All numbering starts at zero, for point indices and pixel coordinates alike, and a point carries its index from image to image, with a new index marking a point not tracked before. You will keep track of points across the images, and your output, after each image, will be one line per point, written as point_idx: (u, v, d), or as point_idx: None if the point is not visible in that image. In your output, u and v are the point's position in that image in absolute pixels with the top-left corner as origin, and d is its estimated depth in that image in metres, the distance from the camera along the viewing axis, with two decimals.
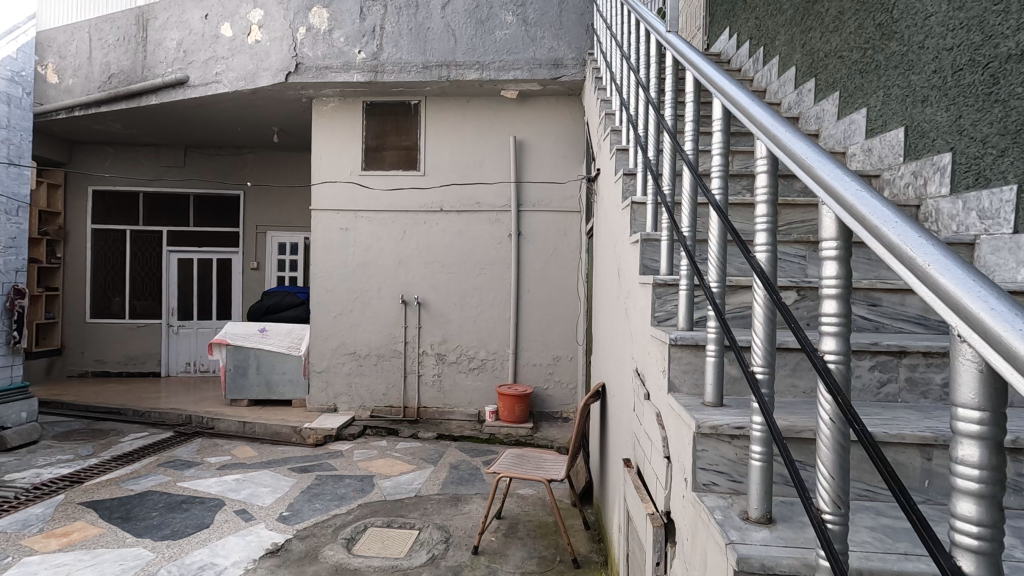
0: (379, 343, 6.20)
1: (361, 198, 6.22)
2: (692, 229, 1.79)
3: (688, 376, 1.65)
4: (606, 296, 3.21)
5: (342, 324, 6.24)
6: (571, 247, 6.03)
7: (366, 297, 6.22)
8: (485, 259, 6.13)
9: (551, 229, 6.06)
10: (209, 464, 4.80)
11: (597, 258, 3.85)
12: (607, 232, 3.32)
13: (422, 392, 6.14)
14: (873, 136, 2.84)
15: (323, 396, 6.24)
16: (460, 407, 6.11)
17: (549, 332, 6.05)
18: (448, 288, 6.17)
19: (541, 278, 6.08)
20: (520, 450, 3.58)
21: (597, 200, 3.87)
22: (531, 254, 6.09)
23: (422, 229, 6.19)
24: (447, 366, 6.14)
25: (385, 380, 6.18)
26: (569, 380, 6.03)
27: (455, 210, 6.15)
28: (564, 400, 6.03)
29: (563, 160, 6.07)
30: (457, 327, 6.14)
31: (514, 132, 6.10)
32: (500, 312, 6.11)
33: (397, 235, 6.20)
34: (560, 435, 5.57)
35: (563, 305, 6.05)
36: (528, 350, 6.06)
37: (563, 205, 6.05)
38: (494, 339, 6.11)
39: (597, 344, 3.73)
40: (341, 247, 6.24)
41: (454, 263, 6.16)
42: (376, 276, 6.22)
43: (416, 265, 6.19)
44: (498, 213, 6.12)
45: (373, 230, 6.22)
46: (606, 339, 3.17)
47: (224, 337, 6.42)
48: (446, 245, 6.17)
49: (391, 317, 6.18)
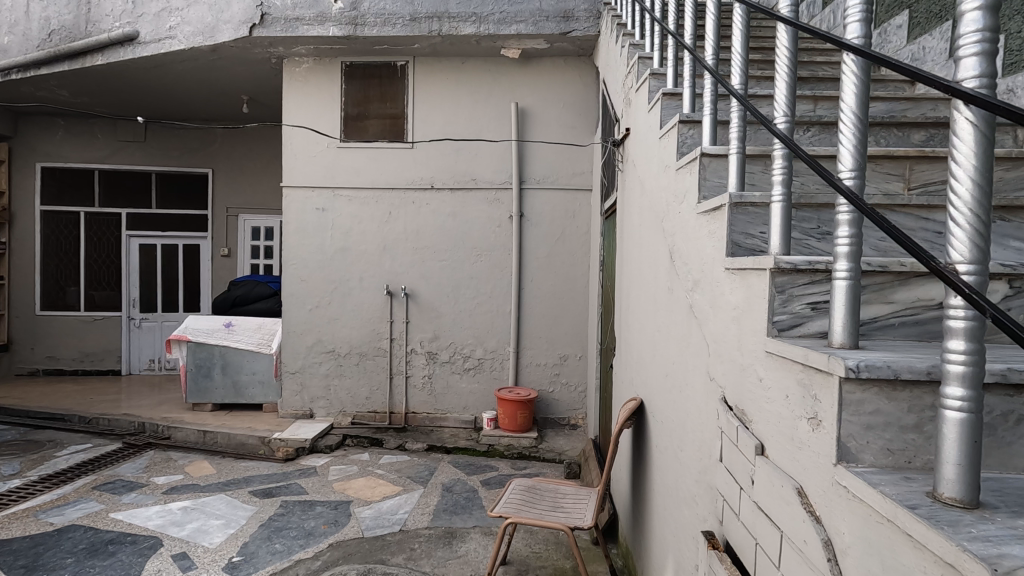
0: (361, 339, 5.43)
1: (339, 172, 5.43)
2: (861, 175, 1.03)
3: (877, 436, 0.91)
4: (647, 286, 2.48)
5: (318, 317, 5.47)
6: (581, 231, 5.30)
7: (346, 288, 5.45)
8: (483, 244, 5.37)
9: (558, 210, 5.31)
10: (155, 486, 4.04)
11: (625, 241, 3.11)
12: (645, 204, 2.58)
13: (410, 396, 5.40)
14: (1016, 72, 2.10)
15: (297, 400, 5.48)
16: (454, 413, 5.37)
17: (556, 328, 5.32)
18: (440, 277, 5.40)
19: (547, 266, 5.33)
20: (530, 481, 2.85)
21: (626, 168, 3.12)
22: (536, 238, 5.33)
23: (410, 209, 5.41)
24: (439, 366, 5.39)
25: (368, 382, 5.43)
26: (578, 383, 5.31)
27: (448, 187, 5.37)
28: (573, 404, 5.32)
29: (571, 131, 5.31)
30: (450, 322, 5.39)
31: (515, 98, 5.32)
32: (500, 304, 5.36)
33: (381, 216, 5.42)
34: (569, 446, 4.85)
35: (572, 296, 5.32)
36: (531, 348, 5.33)
37: (572, 183, 5.30)
38: (493, 335, 5.36)
39: (626, 346, 3.02)
40: (318, 230, 5.45)
41: (448, 248, 5.40)
42: (358, 263, 5.44)
43: (404, 251, 5.42)
44: (497, 191, 5.35)
45: (354, 211, 5.44)
46: (647, 343, 2.45)
47: (184, 333, 5.63)
48: (438, 228, 5.40)
49: (375, 310, 5.42)
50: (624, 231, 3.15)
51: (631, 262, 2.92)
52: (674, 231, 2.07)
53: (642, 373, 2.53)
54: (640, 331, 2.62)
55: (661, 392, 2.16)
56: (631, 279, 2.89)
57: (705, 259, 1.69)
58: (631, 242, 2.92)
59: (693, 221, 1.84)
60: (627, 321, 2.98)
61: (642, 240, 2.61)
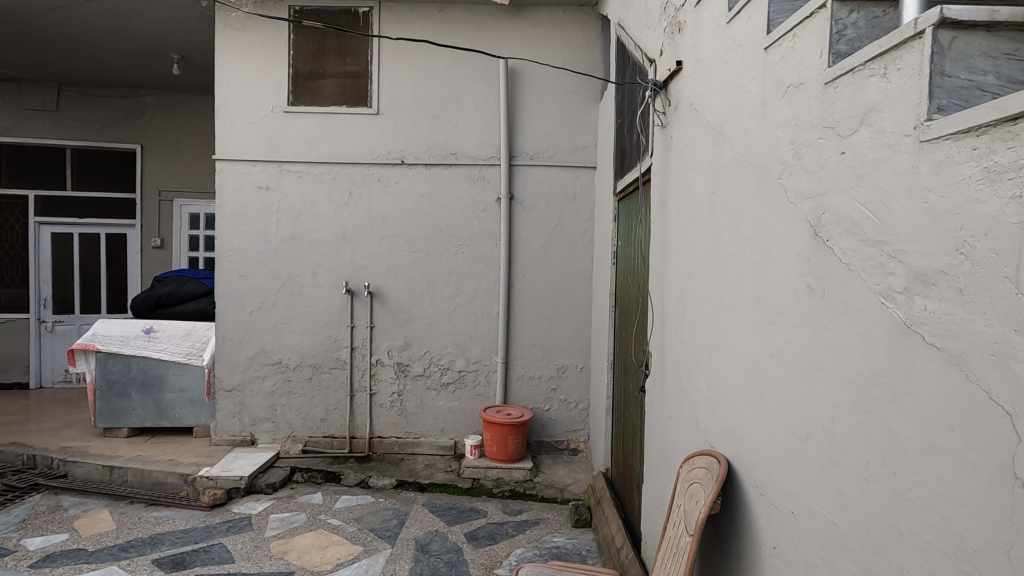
0: (314, 348, 4.43)
1: (288, 142, 4.41)
2: None
3: None
4: (739, 284, 1.60)
5: (259, 322, 4.44)
6: (583, 217, 4.42)
7: (295, 286, 4.44)
8: (465, 232, 4.44)
9: (555, 192, 4.42)
10: (25, 553, 2.99)
11: (675, 220, 2.22)
12: (729, 158, 1.69)
13: (376, 417, 4.44)
14: None
15: (235, 424, 4.45)
16: (429, 438, 4.44)
17: (553, 334, 4.43)
18: (411, 273, 4.44)
19: (542, 260, 4.43)
20: (551, 568, 1.98)
21: (676, 117, 2.23)
22: (528, 226, 4.43)
23: (375, 189, 4.43)
24: (410, 381, 4.44)
25: (323, 400, 4.44)
26: (579, 399, 4.42)
27: (422, 163, 4.42)
28: (572, 425, 4.44)
29: (571, 96, 4.40)
30: (424, 327, 4.44)
31: (503, 55, 4.40)
32: (486, 305, 4.43)
33: (340, 198, 4.43)
34: (572, 479, 3.97)
35: (571, 296, 4.43)
36: (523, 359, 4.43)
37: (570, 158, 4.42)
38: (477, 343, 4.44)
39: (677, 368, 2.15)
40: (260, 214, 4.42)
41: (421, 238, 4.44)
42: (310, 255, 4.44)
43: (368, 241, 4.44)
44: (481, 169, 4.43)
45: (306, 191, 4.42)
46: (741, 372, 1.57)
47: (92, 342, 4.52)
48: (409, 213, 4.43)
49: (332, 312, 4.43)
50: (671, 206, 2.27)
51: (690, 249, 2.03)
52: (826, 187, 1.19)
53: (727, 415, 1.65)
54: (716, 351, 1.75)
55: (793, 463, 1.28)
56: (691, 273, 2.01)
57: (977, 229, 0.81)
58: (689, 222, 2.04)
59: (908, 160, 0.95)
60: (682, 332, 2.10)
61: (724, 213, 1.72)
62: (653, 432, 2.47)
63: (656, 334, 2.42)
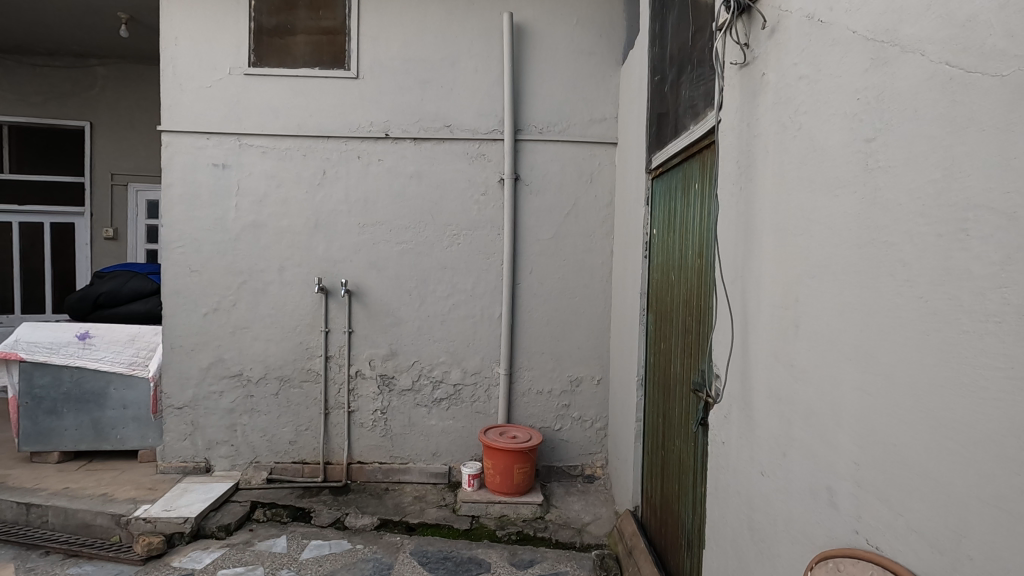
0: (282, 358, 3.72)
1: (249, 111, 3.68)
2: None
3: None
4: (955, 285, 0.93)
5: (216, 327, 3.71)
6: (600, 203, 3.74)
7: (258, 283, 3.71)
8: (461, 220, 3.74)
9: (568, 173, 3.74)
10: None
11: (772, 192, 1.55)
12: (918, 76, 1.02)
13: (355, 439, 3.74)
14: None
15: (187, 448, 3.74)
16: (418, 463, 3.75)
17: (565, 341, 3.76)
18: (398, 269, 3.74)
19: (553, 254, 3.75)
20: None
21: (776, 43, 1.55)
22: (537, 213, 3.75)
23: (355, 168, 3.72)
24: (396, 396, 3.75)
25: (293, 420, 3.73)
26: (595, 418, 3.78)
27: (410, 137, 3.71)
28: (587, 448, 3.79)
29: (587, 59, 3.71)
30: (413, 332, 3.75)
31: (508, 9, 3.70)
32: (486, 307, 3.75)
33: (312, 178, 3.71)
34: (591, 516, 3.32)
35: (587, 297, 3.76)
36: (530, 370, 3.76)
37: (586, 132, 3.73)
38: (475, 352, 3.76)
39: (780, 403, 1.48)
40: (216, 197, 3.69)
41: (410, 226, 3.74)
42: (276, 246, 3.71)
43: (345, 230, 3.73)
44: (481, 145, 3.73)
45: (271, 170, 3.70)
46: (962, 437, 0.91)
47: (14, 350, 3.77)
48: (394, 197, 3.73)
49: (303, 315, 3.72)
50: (765, 169, 1.60)
51: (809, 230, 1.37)
52: None
53: (922, 506, 0.99)
54: (885, 392, 1.08)
55: None
56: (812, 266, 1.35)
57: None
58: (807, 190, 1.37)
59: None
60: (788, 352, 1.44)
61: (905, 169, 1.05)
62: (726, 487, 1.80)
63: (733, 351, 1.75)
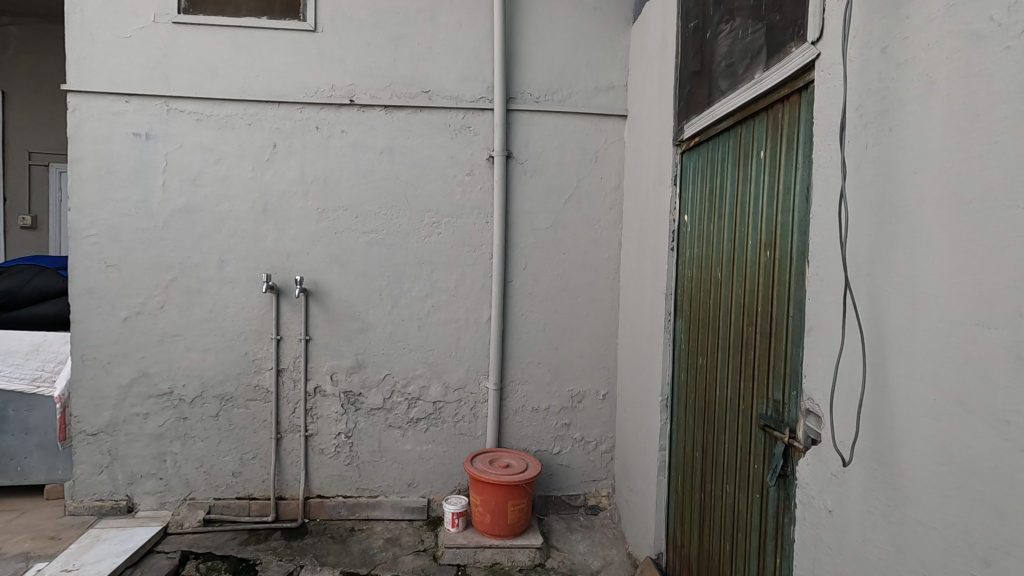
0: (224, 372, 3.06)
1: (180, 69, 2.98)
2: None
3: None
4: None
5: (139, 334, 3.02)
6: (606, 187, 3.18)
7: (192, 280, 3.03)
8: (441, 206, 3.13)
9: (569, 152, 3.16)
10: None
11: (945, 144, 1.00)
12: None
13: (314, 469, 3.10)
14: None
15: (104, 483, 3.04)
16: (391, 497, 3.14)
17: (565, 350, 3.20)
18: (365, 264, 3.11)
19: (551, 246, 3.17)
20: None
21: None
22: (532, 197, 3.16)
23: (311, 141, 3.06)
24: (364, 417, 3.12)
25: (237, 446, 3.07)
26: (599, 439, 3.23)
27: (380, 104, 3.07)
28: (590, 474, 3.24)
29: (592, 15, 3.13)
30: (384, 339, 3.13)
31: None
32: (472, 309, 3.16)
33: (259, 152, 3.04)
34: (600, 561, 2.77)
35: (591, 298, 3.19)
36: (524, 384, 3.19)
37: (590, 102, 3.15)
38: (459, 363, 3.16)
39: (970, 477, 0.94)
40: (138, 174, 2.99)
41: (380, 212, 3.11)
42: (214, 235, 3.03)
43: (300, 216, 3.07)
44: (466, 116, 3.12)
45: (209, 142, 3.02)
46: None
47: None
48: (360, 177, 3.09)
49: (249, 319, 3.06)
50: (926, 112, 1.05)
51: None
52: None
53: None
54: None
55: None
56: None
57: None
58: None
59: None
60: (997, 399, 0.89)
61: None
62: None
63: (855, 384, 1.20)
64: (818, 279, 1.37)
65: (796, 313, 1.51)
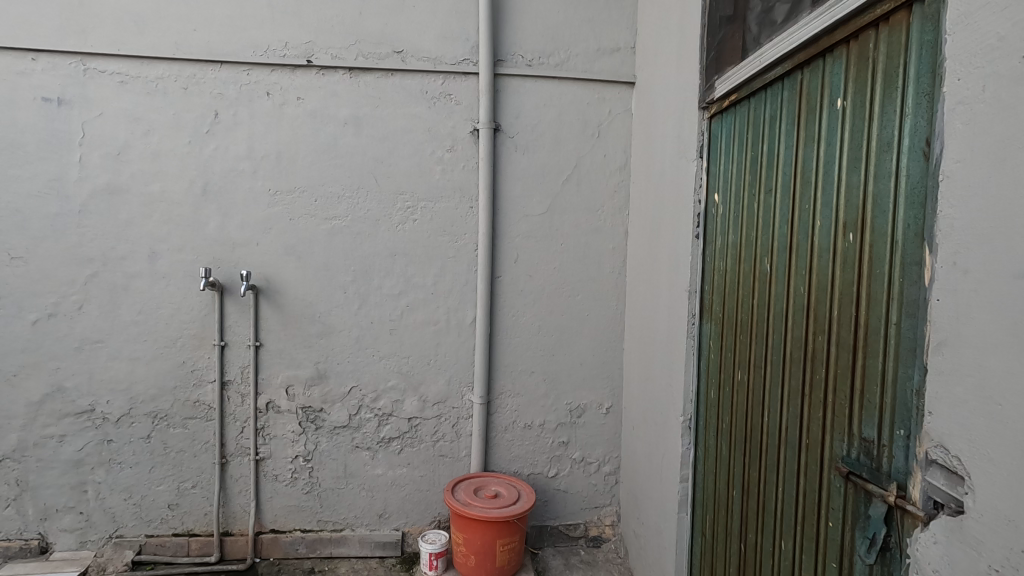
0: (157, 385, 2.56)
1: (98, 19, 2.46)
2: None
3: None
4: None
5: (52, 341, 2.51)
6: (610, 166, 2.72)
7: (116, 275, 2.52)
8: (417, 188, 2.65)
9: (567, 124, 2.70)
10: None
11: None
12: None
13: (267, 499, 2.63)
14: None
15: (11, 520, 2.53)
16: (359, 531, 2.68)
17: (562, 357, 2.74)
18: (327, 256, 2.63)
19: (546, 236, 2.71)
20: None
21: None
22: (523, 178, 2.69)
23: (261, 109, 2.56)
24: (326, 437, 2.65)
25: (174, 474, 2.58)
26: (602, 459, 2.79)
27: (343, 66, 2.58)
28: (591, 500, 2.79)
29: None
30: (350, 345, 2.65)
31: None
32: (454, 310, 2.69)
33: (198, 121, 2.54)
34: None
35: (592, 296, 2.74)
36: (515, 397, 2.73)
37: (591, 67, 2.69)
38: (439, 373, 2.69)
39: None
40: (48, 147, 2.47)
41: (344, 195, 2.62)
42: (143, 221, 2.53)
43: (248, 199, 2.58)
44: (445, 81, 2.65)
45: (136, 109, 2.51)
46: None
47: None
48: (320, 153, 2.60)
49: (188, 322, 2.56)
50: None
51: None
52: None
53: None
54: None
55: None
56: None
57: None
58: None
59: None
60: None
61: None
62: None
63: None
64: (958, 271, 0.93)
65: (906, 321, 1.06)
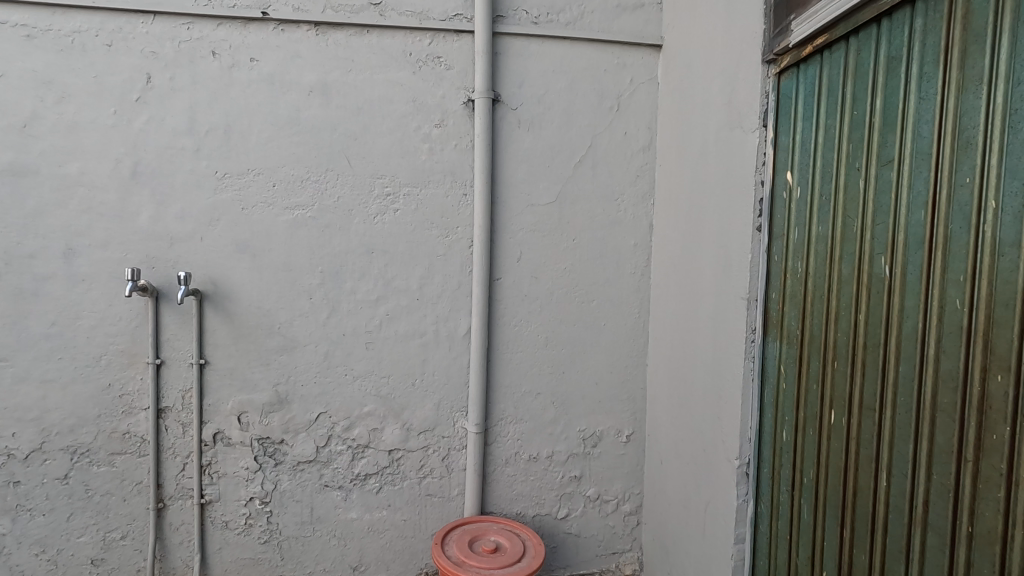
0: (75, 415, 2.07)
1: None
2: None
3: None
4: None
5: None
6: (631, 146, 2.27)
7: (23, 278, 2.02)
8: (399, 171, 2.18)
9: (580, 95, 2.24)
10: None
11: None
12: None
13: (216, 551, 2.16)
14: None
15: None
16: None
17: (574, 375, 2.28)
18: (288, 255, 2.15)
19: (554, 231, 2.25)
20: None
21: None
22: (528, 160, 2.23)
23: (205, 73, 2.07)
24: (288, 475, 2.18)
25: (98, 522, 2.10)
26: (622, 496, 2.34)
27: (307, 19, 2.10)
28: (608, 544, 2.35)
29: None
30: (317, 363, 2.17)
31: None
32: (443, 319, 2.22)
33: (126, 87, 2.04)
34: None
35: (610, 301, 2.29)
36: (517, 423, 2.27)
37: (610, 26, 2.23)
38: (425, 395, 2.23)
39: None
40: None
41: (309, 179, 2.14)
42: (57, 211, 2.02)
43: (189, 184, 2.09)
44: (434, 41, 2.17)
45: (46, 70, 1.99)
46: None
47: None
48: (280, 127, 2.12)
49: (114, 336, 2.07)
50: None
51: None
52: None
53: None
54: None
55: None
56: None
57: None
58: None
59: None
60: None
61: None
62: None
63: None
64: None
65: None
